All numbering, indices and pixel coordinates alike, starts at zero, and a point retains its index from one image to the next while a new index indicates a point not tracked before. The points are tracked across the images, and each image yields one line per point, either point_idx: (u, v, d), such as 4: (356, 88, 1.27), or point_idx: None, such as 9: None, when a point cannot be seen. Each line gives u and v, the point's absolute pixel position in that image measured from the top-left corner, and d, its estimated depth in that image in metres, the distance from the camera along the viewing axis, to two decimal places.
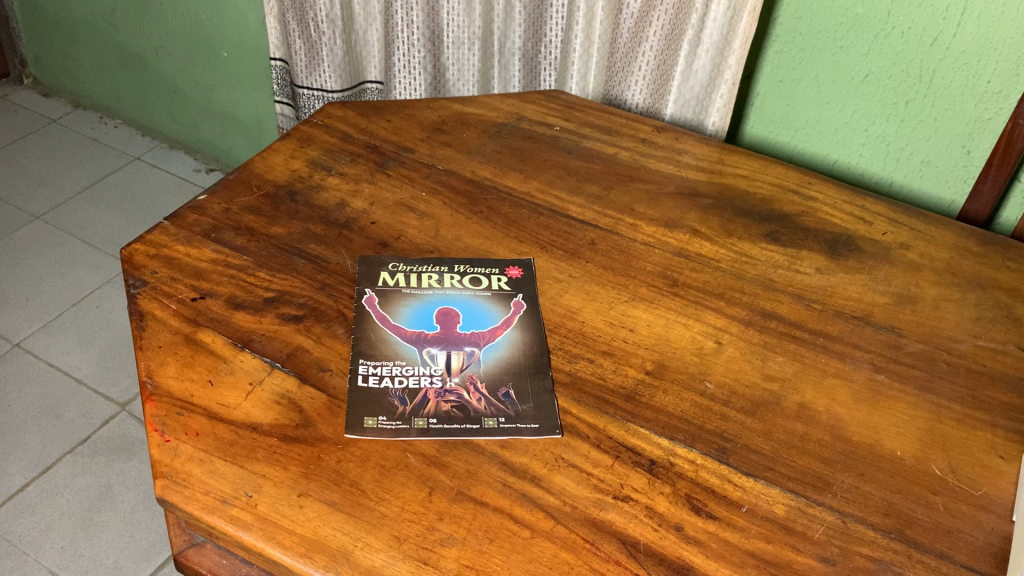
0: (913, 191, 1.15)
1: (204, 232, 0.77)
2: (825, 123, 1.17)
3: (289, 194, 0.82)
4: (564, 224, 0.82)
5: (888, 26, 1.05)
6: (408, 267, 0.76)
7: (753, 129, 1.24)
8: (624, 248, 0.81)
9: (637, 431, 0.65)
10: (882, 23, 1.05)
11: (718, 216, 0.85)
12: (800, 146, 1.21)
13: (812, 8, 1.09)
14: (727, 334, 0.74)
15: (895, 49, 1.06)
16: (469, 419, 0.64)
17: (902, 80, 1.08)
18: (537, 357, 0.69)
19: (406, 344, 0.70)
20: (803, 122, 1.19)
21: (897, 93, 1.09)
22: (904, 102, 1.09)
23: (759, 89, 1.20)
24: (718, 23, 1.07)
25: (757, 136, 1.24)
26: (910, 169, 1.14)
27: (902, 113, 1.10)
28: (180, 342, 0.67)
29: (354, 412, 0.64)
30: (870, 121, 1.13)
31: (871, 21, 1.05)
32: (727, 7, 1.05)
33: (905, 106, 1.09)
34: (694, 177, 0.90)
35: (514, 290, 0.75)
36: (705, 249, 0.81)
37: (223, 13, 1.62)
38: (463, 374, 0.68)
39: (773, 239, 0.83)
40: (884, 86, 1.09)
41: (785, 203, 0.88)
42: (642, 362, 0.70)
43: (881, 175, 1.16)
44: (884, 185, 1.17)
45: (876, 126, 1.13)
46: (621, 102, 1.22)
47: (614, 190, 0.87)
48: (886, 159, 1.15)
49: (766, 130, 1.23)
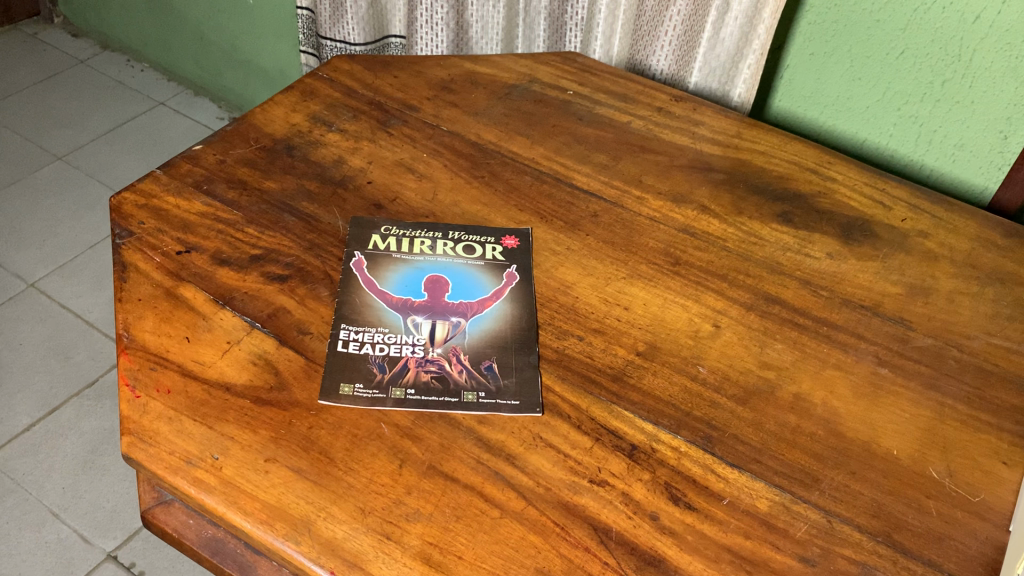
0: (944, 177, 1.10)
1: (196, 184, 0.75)
2: (855, 100, 1.12)
3: (287, 148, 0.80)
4: (567, 194, 0.80)
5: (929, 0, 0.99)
6: (401, 231, 0.74)
7: (781, 103, 1.19)
8: (627, 221, 0.78)
9: (621, 414, 0.62)
10: None
11: (729, 192, 0.82)
12: (829, 124, 1.17)
13: None
14: (726, 317, 0.71)
15: (934, 25, 1.01)
16: (448, 391, 0.62)
17: (940, 58, 1.02)
18: (524, 332, 0.67)
19: (391, 310, 0.68)
20: (834, 98, 1.14)
21: (933, 72, 1.04)
22: (940, 82, 1.04)
23: (789, 61, 1.15)
24: None
25: (786, 111, 1.20)
26: (942, 153, 1.09)
27: (938, 93, 1.05)
28: (161, 296, 0.66)
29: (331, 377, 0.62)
30: (903, 100, 1.08)
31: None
32: None
33: (941, 86, 1.04)
34: (708, 150, 0.86)
35: (508, 261, 0.73)
36: (712, 227, 0.78)
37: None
38: (447, 345, 0.66)
39: (785, 220, 0.80)
40: (920, 63, 1.04)
41: (802, 183, 0.84)
42: (633, 342, 0.68)
43: (912, 158, 1.12)
44: (913, 168, 1.13)
45: (909, 105, 1.08)
46: (646, 68, 1.18)
47: (623, 160, 0.84)
48: (918, 141, 1.10)
49: (795, 105, 1.18)
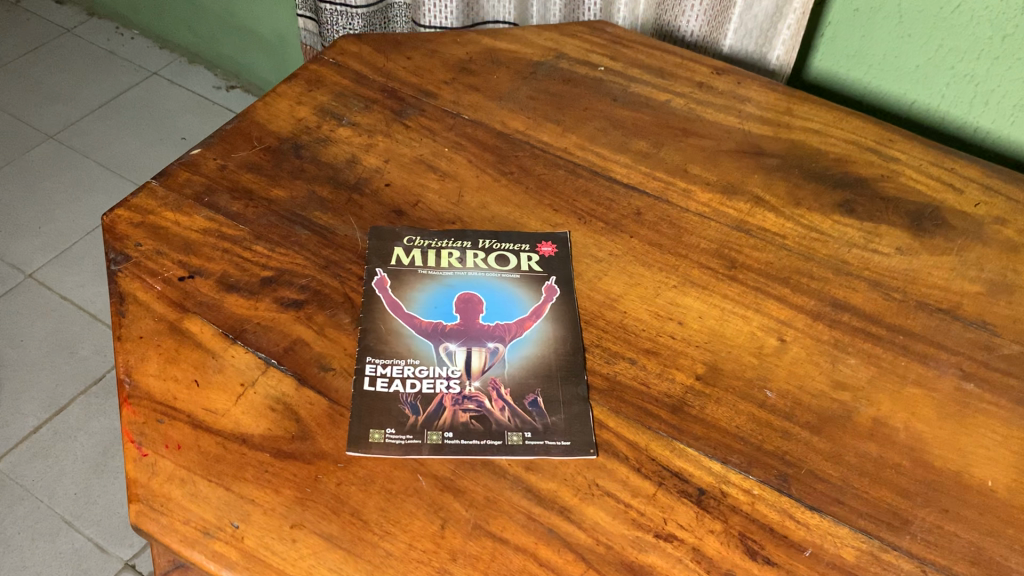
0: (1001, 139, 1.02)
1: (196, 195, 0.68)
2: (904, 59, 1.03)
3: (294, 148, 0.72)
4: (606, 189, 0.72)
5: None
6: (426, 241, 0.67)
7: (821, 63, 1.10)
8: (674, 219, 0.70)
9: (684, 452, 0.56)
10: None
11: (784, 180, 0.74)
12: (874, 85, 1.08)
13: None
14: (791, 329, 0.64)
15: None
16: (489, 434, 0.56)
17: (1002, 13, 0.93)
18: (570, 357, 0.60)
19: (421, 338, 0.61)
20: (880, 57, 1.05)
21: (993, 27, 0.95)
22: (1001, 37, 0.95)
23: (831, 18, 1.05)
24: None
25: (826, 71, 1.11)
26: (1000, 114, 1.01)
27: (997, 50, 0.96)
28: (164, 331, 0.59)
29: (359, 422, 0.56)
30: (958, 58, 0.99)
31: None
32: None
33: (1001, 42, 0.95)
34: (757, 131, 0.78)
35: (546, 272, 0.65)
36: (769, 222, 0.71)
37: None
38: (485, 377, 0.59)
39: (848, 210, 0.72)
40: (979, 19, 0.95)
41: (863, 165, 0.76)
42: (691, 364, 0.61)
43: (965, 120, 1.03)
44: (967, 131, 1.04)
45: (964, 63, 0.99)
46: (675, 30, 1.08)
47: (665, 147, 0.76)
48: (973, 101, 1.01)
49: (836, 64, 1.09)
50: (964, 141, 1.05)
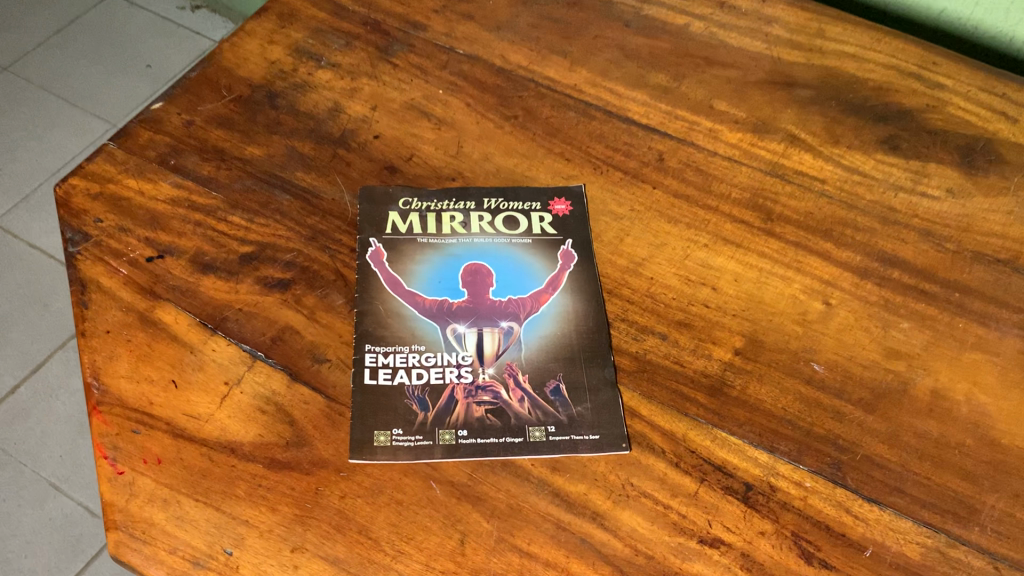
0: None
1: (161, 158, 0.60)
2: None
3: (268, 97, 0.64)
4: (622, 132, 0.64)
5: None
6: (425, 204, 0.59)
7: None
8: (701, 165, 0.63)
9: (726, 442, 0.50)
10: None
11: (820, 114, 0.66)
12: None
13: None
14: (837, 290, 0.57)
15: None
16: (508, 430, 0.50)
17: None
18: (594, 335, 0.54)
19: (425, 319, 0.54)
20: None
21: None
22: None
23: None
24: None
25: None
26: None
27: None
28: (134, 324, 0.52)
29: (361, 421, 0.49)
30: None
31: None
32: None
33: None
34: (787, 57, 0.70)
35: (562, 235, 0.58)
36: (806, 165, 0.63)
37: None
38: (499, 362, 0.52)
39: (892, 147, 0.64)
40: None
41: (906, 94, 0.68)
42: (728, 337, 0.54)
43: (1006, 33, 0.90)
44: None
45: None
46: None
47: (686, 80, 0.68)
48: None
49: None
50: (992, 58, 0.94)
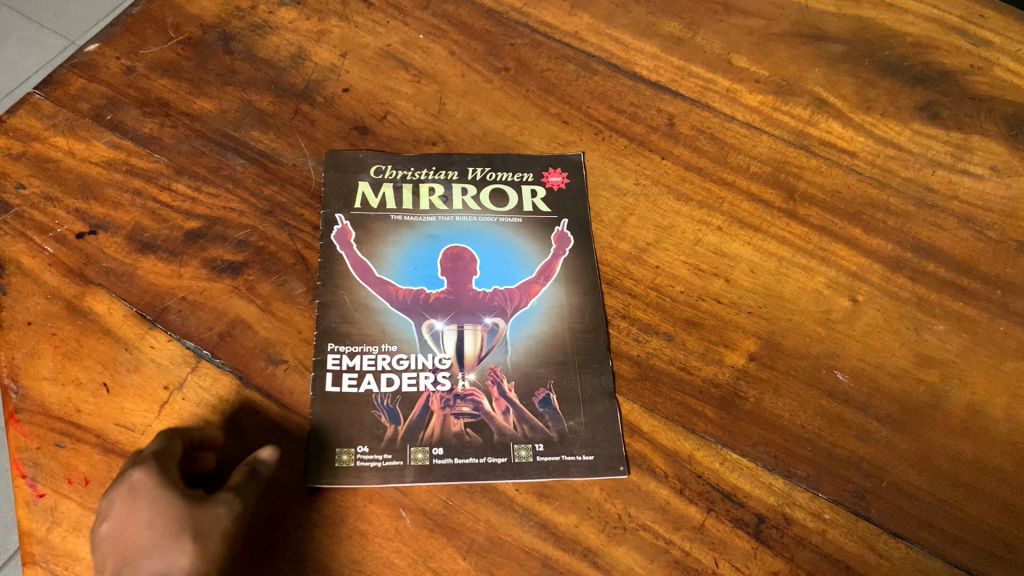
0: None
1: (95, 111, 0.52)
2: None
3: (222, 40, 0.55)
4: (627, 90, 0.56)
5: None
6: (400, 173, 0.52)
7: None
8: (716, 132, 0.55)
9: (736, 466, 0.44)
10: None
11: (852, 74, 0.58)
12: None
13: None
14: (865, 285, 0.51)
15: None
16: (490, 449, 0.43)
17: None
18: (590, 335, 0.47)
19: (398, 313, 0.47)
20: None
21: None
22: None
23: None
24: None
25: None
26: None
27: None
28: (60, 314, 0.45)
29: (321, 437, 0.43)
30: None
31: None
32: None
33: None
34: (816, 6, 0.61)
35: (556, 214, 0.51)
36: (834, 134, 0.56)
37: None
38: (481, 367, 0.46)
39: (932, 116, 0.57)
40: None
41: (948, 52, 0.60)
42: (741, 338, 0.48)
43: None
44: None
45: None
46: None
47: (702, 30, 0.59)
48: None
49: None
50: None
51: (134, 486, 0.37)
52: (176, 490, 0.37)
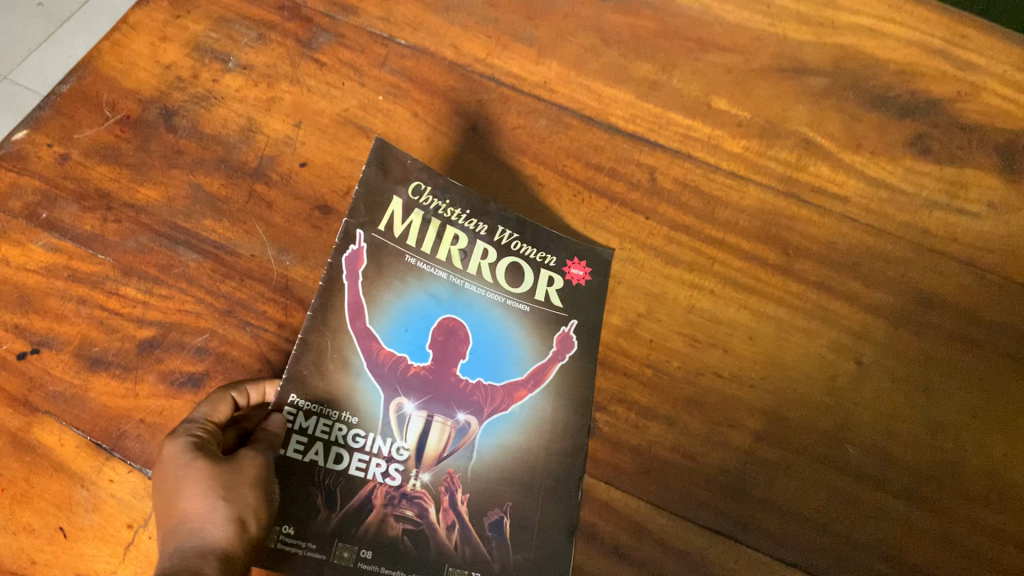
0: None
1: (27, 210, 0.47)
2: None
3: (163, 116, 0.51)
4: (605, 144, 0.53)
5: None
6: (426, 215, 0.47)
7: None
8: (700, 185, 0.52)
9: (751, 560, 0.43)
10: None
11: (837, 110, 0.56)
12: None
13: None
14: (869, 345, 0.48)
15: None
16: (420, 568, 0.40)
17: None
18: (567, 461, 0.43)
19: (370, 377, 0.41)
20: None
21: None
22: None
23: None
24: None
25: None
26: None
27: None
28: (5, 451, 0.42)
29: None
30: None
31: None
32: None
33: None
34: (796, 35, 0.58)
35: (569, 312, 0.47)
36: (824, 178, 0.53)
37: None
38: (439, 469, 0.41)
39: (923, 151, 0.54)
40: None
41: (933, 79, 0.57)
42: (746, 416, 0.46)
43: None
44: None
45: None
46: None
47: (678, 71, 0.56)
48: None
49: None
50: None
51: (164, 458, 0.36)
52: (205, 447, 0.36)
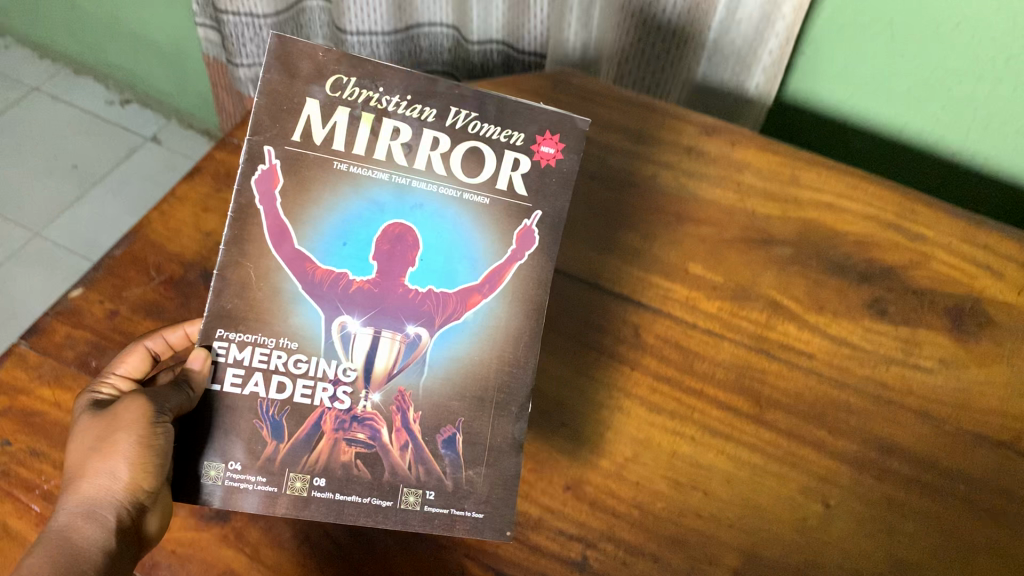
0: (999, 165, 0.84)
1: (80, 359, 0.54)
2: (895, 81, 0.82)
3: (204, 276, 0.57)
4: (594, 304, 0.60)
5: None
6: (355, 111, 0.50)
7: (797, 86, 0.87)
8: (680, 341, 0.58)
9: None
10: None
11: (801, 276, 0.63)
12: (861, 107, 0.86)
13: None
14: (835, 487, 0.54)
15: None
16: (375, 490, 0.49)
17: (1010, 30, 0.72)
18: (516, 370, 0.51)
19: (306, 301, 0.48)
20: (867, 78, 0.83)
21: (997, 47, 0.74)
22: (1004, 59, 0.75)
23: (807, 35, 0.81)
24: None
25: (804, 93, 0.87)
26: (1001, 138, 0.82)
27: (1001, 72, 0.76)
28: None
29: (191, 429, 0.48)
30: (957, 79, 0.79)
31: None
32: None
33: (1006, 64, 0.75)
34: (763, 210, 0.66)
35: (533, 204, 0.52)
36: (792, 336, 0.59)
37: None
38: (388, 388, 0.49)
39: (880, 313, 0.61)
40: (985, 33, 0.74)
41: (887, 249, 0.64)
42: (724, 553, 0.52)
43: (960, 147, 0.85)
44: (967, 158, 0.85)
45: (964, 86, 0.79)
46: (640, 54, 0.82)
47: (658, 240, 0.64)
48: (978, 120, 0.81)
49: (816, 85, 0.86)
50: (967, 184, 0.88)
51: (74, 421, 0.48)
52: (97, 411, 0.48)
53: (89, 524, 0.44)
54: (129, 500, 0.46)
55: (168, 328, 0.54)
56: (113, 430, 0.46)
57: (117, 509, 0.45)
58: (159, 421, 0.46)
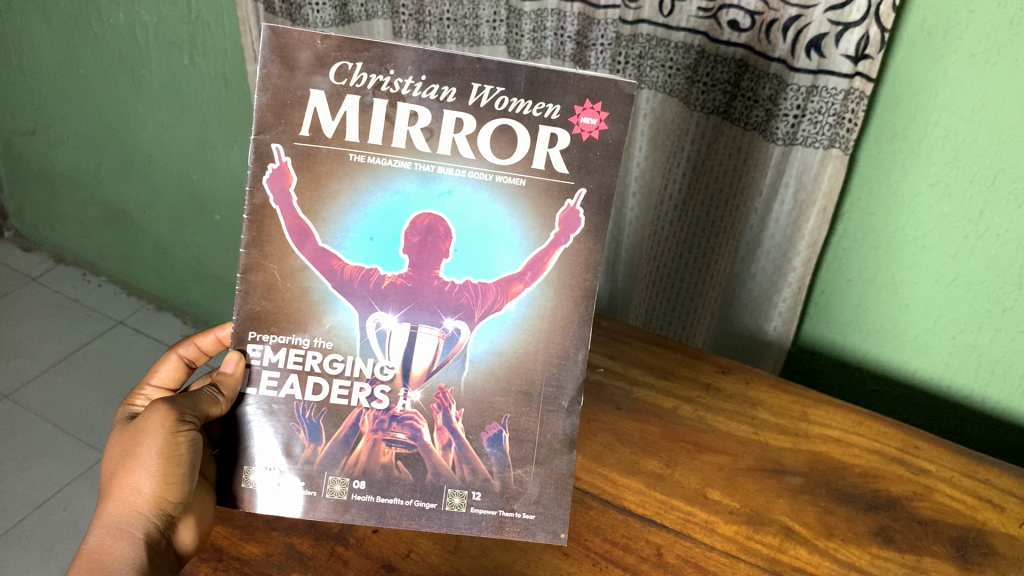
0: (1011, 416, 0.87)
1: None
2: (902, 328, 0.89)
3: None
4: (620, 523, 0.65)
5: (980, 227, 0.78)
6: (367, 96, 0.52)
7: (813, 332, 0.95)
8: (697, 561, 0.63)
9: None
10: (973, 223, 0.79)
11: (812, 503, 0.68)
12: (874, 349, 0.92)
13: (892, 197, 0.82)
14: None
15: (988, 253, 0.79)
16: (417, 492, 0.57)
17: (1001, 284, 0.80)
18: (565, 362, 0.56)
19: (338, 298, 0.55)
20: (878, 326, 0.90)
21: (990, 299, 0.82)
22: (1000, 310, 0.82)
23: (819, 287, 0.91)
24: (782, 222, 0.84)
25: (821, 343, 0.95)
26: (1010, 387, 0.86)
27: (998, 322, 0.83)
28: None
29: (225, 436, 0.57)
30: (959, 328, 0.85)
31: (974, 178, 0.77)
32: (791, 205, 0.83)
33: (1001, 314, 0.82)
34: (776, 443, 0.73)
35: (575, 183, 0.54)
36: (805, 560, 0.64)
37: (202, 169, 1.39)
38: (428, 386, 0.56)
39: (887, 539, 0.65)
40: (979, 282, 0.82)
41: (894, 481, 0.70)
42: None
43: (971, 398, 0.89)
44: (975, 408, 0.89)
45: (966, 333, 0.85)
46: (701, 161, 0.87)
47: (679, 467, 0.70)
48: (978, 371, 0.87)
49: (830, 332, 0.94)
50: (978, 438, 0.90)
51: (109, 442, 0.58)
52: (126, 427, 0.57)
53: (119, 543, 0.53)
54: (156, 513, 0.54)
55: (200, 335, 0.68)
56: (135, 445, 0.54)
57: (144, 523, 0.54)
58: (178, 426, 0.55)
